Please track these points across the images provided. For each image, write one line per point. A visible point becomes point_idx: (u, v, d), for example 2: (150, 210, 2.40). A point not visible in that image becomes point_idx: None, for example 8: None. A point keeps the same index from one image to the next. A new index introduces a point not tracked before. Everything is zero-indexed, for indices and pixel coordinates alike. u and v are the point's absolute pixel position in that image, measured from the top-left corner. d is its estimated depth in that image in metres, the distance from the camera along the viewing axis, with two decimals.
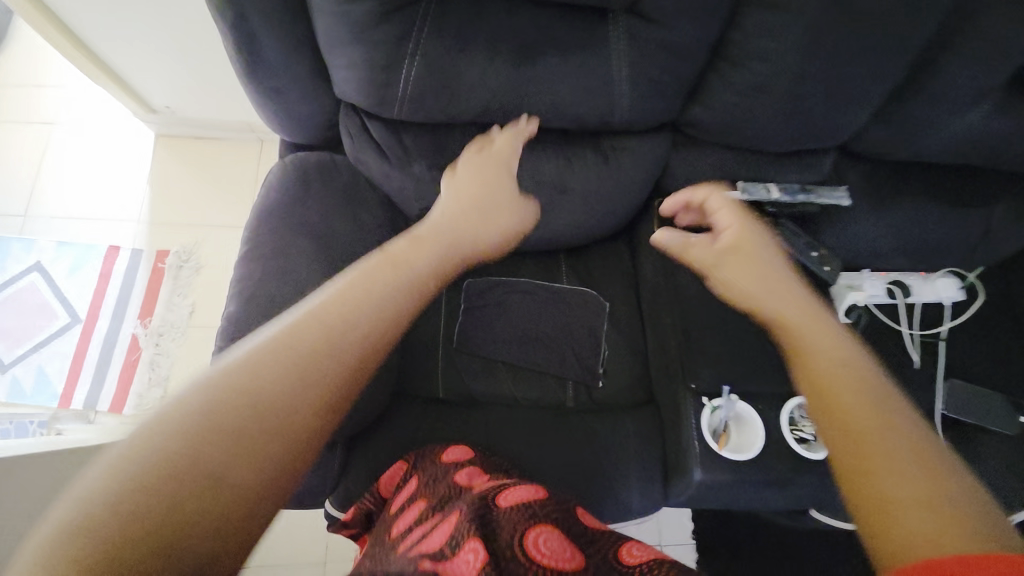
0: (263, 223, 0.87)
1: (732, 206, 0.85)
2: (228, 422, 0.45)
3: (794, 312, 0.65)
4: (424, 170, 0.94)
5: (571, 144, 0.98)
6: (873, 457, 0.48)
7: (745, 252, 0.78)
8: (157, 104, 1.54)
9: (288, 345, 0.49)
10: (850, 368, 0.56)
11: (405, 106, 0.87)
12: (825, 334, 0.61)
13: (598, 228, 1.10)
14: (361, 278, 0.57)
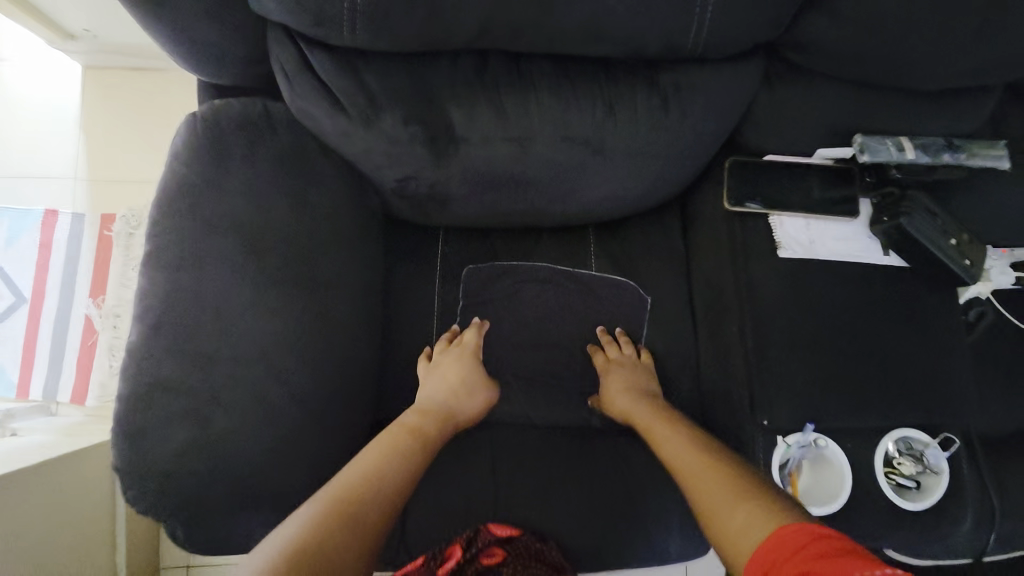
0: (165, 211, 0.61)
1: (627, 369, 0.80)
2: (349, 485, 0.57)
3: (676, 450, 0.67)
4: (397, 123, 0.64)
5: (612, 80, 0.67)
6: (742, 514, 0.54)
7: (669, 420, 0.72)
8: (73, 28, 1.20)
9: (362, 481, 0.57)
10: (714, 459, 0.63)
11: (360, 24, 0.56)
12: (692, 444, 0.66)
13: (643, 200, 0.81)
14: (378, 450, 0.62)
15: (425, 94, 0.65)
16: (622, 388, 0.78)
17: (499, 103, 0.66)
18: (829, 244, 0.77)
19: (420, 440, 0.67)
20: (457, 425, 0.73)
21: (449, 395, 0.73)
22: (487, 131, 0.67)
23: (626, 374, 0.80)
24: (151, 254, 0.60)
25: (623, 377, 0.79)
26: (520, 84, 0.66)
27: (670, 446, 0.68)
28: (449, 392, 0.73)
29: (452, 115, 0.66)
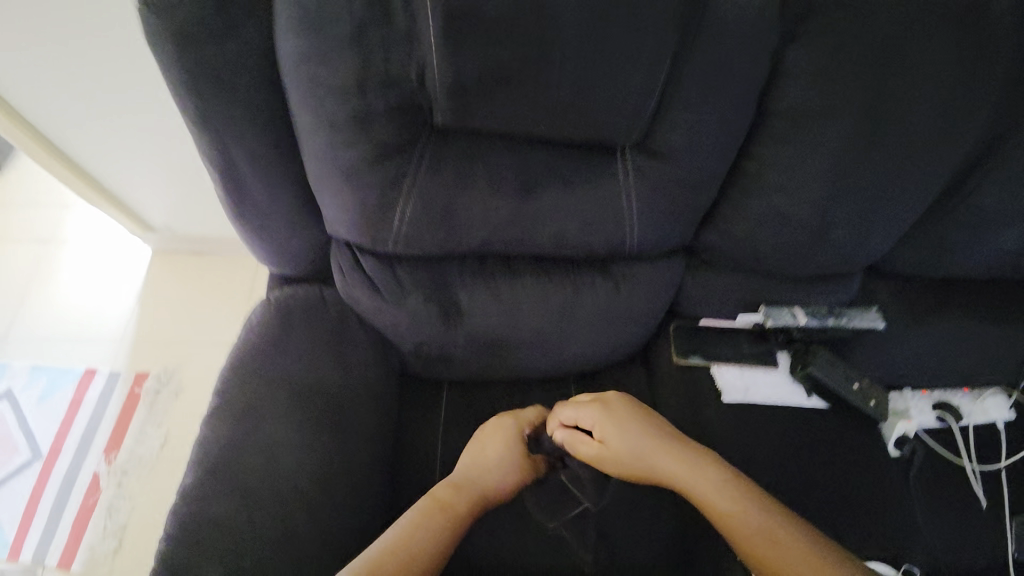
0: (235, 372, 0.78)
1: (613, 423, 0.79)
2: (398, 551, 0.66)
3: (705, 492, 0.73)
4: (418, 302, 0.87)
5: (576, 270, 0.91)
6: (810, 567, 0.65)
7: (688, 465, 0.76)
8: (157, 223, 1.53)
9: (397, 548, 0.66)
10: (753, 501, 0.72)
11: (399, 242, 0.81)
12: (724, 480, 0.74)
13: (610, 355, 1.00)
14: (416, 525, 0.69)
15: (440, 282, 0.88)
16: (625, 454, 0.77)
17: (495, 286, 0.89)
18: (764, 392, 0.95)
19: (450, 512, 0.73)
20: (485, 500, 0.78)
21: (506, 460, 0.81)
22: (485, 306, 0.89)
23: (621, 427, 0.78)
24: (218, 405, 0.75)
25: (620, 435, 0.78)
26: (510, 274, 0.90)
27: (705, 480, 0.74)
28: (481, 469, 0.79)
29: (460, 296, 0.89)
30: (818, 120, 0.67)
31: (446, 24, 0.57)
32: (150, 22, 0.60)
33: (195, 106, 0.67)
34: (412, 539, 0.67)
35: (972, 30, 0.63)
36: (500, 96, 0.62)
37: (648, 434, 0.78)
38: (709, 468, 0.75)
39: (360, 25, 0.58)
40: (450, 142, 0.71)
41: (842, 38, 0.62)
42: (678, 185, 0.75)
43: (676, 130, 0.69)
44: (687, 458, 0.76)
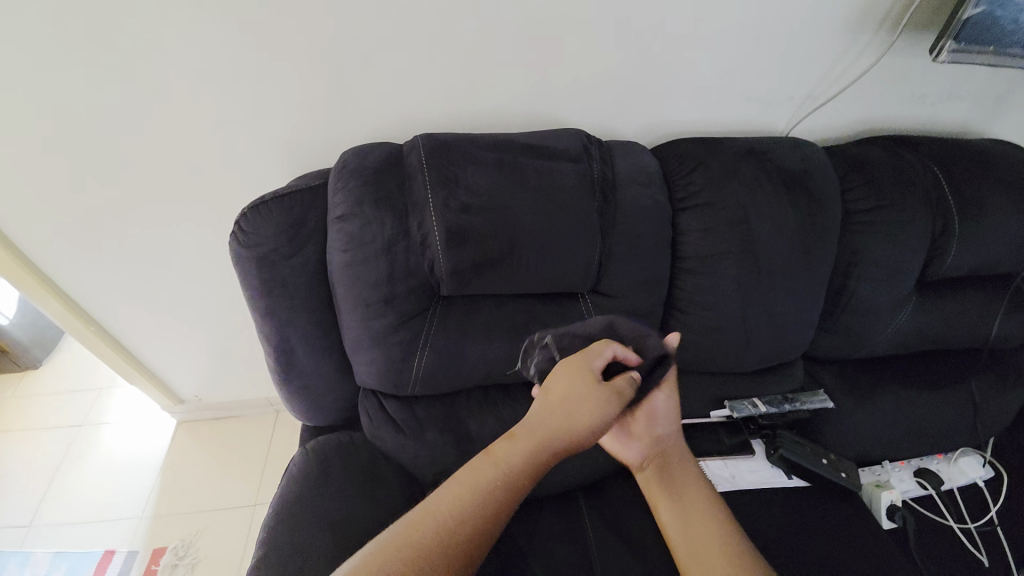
0: (279, 516, 0.88)
1: (639, 432, 0.82)
2: (430, 535, 0.59)
3: (685, 524, 0.74)
4: (436, 435, 1.01)
5: None
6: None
7: (687, 475, 0.79)
8: (187, 395, 1.68)
9: (456, 498, 0.63)
10: (725, 533, 0.71)
11: (417, 386, 1.00)
12: (704, 504, 0.76)
13: (608, 462, 1.12)
14: (464, 479, 0.65)
15: (453, 418, 1.03)
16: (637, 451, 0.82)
17: (499, 414, 1.05)
18: (745, 477, 1.07)
19: (503, 465, 0.66)
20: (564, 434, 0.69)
21: (604, 403, 0.71)
22: (492, 431, 1.04)
23: (648, 425, 0.82)
24: (268, 551, 0.83)
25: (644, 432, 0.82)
26: (511, 401, 1.06)
27: (686, 504, 0.76)
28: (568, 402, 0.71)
29: (471, 425, 1.04)
30: (720, 260, 0.92)
31: (445, 233, 0.84)
32: (242, 255, 0.87)
33: (264, 304, 0.90)
34: (452, 527, 0.60)
35: (801, 193, 0.93)
36: (489, 272, 0.88)
37: (659, 457, 0.81)
38: (702, 483, 0.79)
39: (387, 241, 0.85)
40: (453, 305, 0.95)
41: (715, 206, 0.91)
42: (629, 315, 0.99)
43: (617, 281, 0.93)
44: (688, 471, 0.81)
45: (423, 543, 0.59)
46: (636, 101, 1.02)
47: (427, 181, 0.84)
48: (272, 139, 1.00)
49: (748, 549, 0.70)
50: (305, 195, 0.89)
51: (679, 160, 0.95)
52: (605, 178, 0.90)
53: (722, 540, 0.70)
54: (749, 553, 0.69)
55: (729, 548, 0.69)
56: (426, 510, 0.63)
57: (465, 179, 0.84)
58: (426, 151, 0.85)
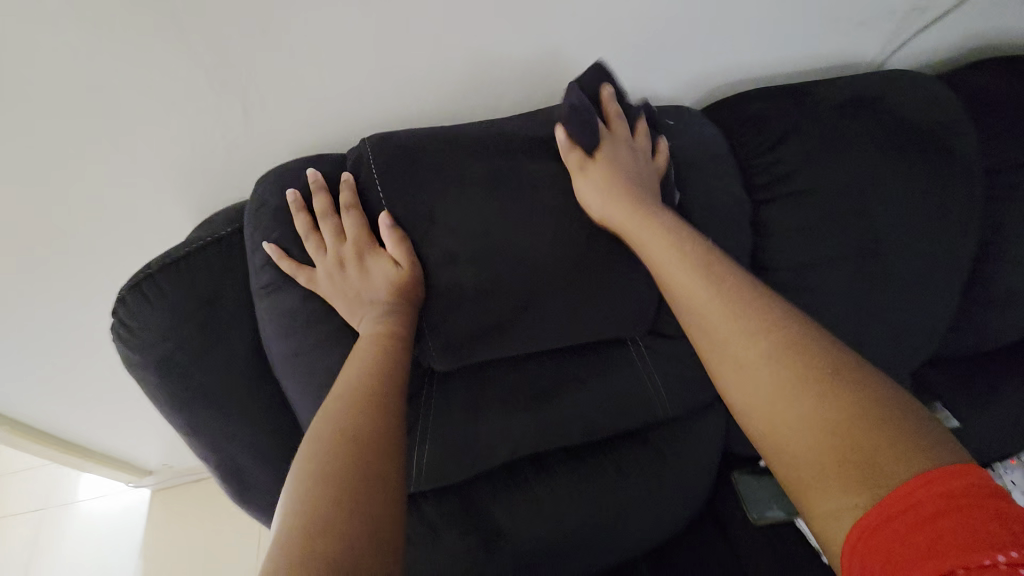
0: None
1: (610, 178, 0.56)
2: (369, 448, 0.44)
3: (703, 307, 0.49)
4: (455, 538, 0.77)
5: (616, 451, 0.82)
6: (817, 425, 0.40)
7: (706, 269, 0.50)
8: (153, 465, 1.40)
9: (336, 402, 0.48)
10: (769, 331, 0.45)
11: (422, 483, 0.71)
12: (705, 281, 0.50)
13: (676, 524, 0.89)
14: (347, 383, 0.50)
15: (474, 510, 0.78)
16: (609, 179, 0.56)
17: (533, 494, 0.80)
18: None
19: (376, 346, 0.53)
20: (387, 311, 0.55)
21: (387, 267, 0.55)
22: (528, 518, 0.79)
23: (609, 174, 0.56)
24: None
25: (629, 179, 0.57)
26: (547, 476, 0.80)
27: (684, 298, 0.50)
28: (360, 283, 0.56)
29: (499, 516, 0.79)
30: (826, 273, 0.64)
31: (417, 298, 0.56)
32: (135, 360, 0.59)
33: (185, 423, 0.63)
34: (378, 416, 0.47)
35: (929, 162, 0.65)
36: (501, 340, 0.60)
37: (642, 223, 0.54)
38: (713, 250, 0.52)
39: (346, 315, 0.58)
40: (454, 378, 0.68)
41: (814, 196, 0.62)
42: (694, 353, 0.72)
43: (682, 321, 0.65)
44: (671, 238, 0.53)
45: (363, 450, 0.44)
46: (677, 48, 0.70)
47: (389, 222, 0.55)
48: (145, 188, 0.66)
49: (819, 343, 0.44)
50: (213, 255, 0.60)
51: (754, 129, 0.65)
52: (655, 176, 0.60)
53: (772, 333, 0.45)
54: (804, 337, 0.44)
55: (795, 343, 0.44)
56: (336, 409, 0.48)
57: (448, 211, 0.54)
58: (378, 173, 0.54)
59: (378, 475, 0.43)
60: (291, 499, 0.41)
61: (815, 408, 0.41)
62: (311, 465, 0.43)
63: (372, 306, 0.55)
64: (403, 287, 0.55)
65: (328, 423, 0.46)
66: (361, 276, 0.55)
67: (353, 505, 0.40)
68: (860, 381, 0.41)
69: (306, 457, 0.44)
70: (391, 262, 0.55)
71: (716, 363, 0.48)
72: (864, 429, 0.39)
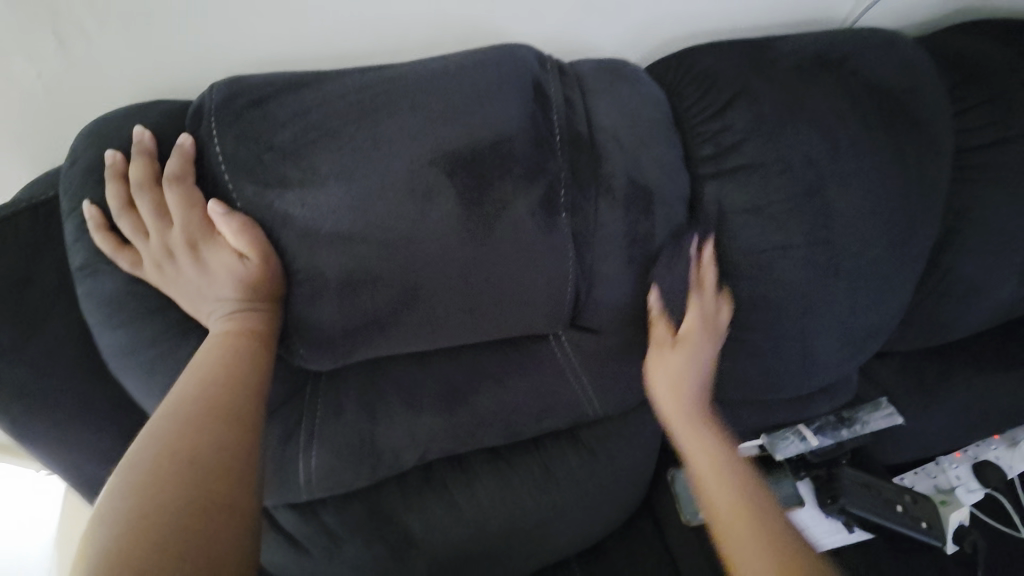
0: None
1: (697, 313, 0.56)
2: (200, 475, 0.35)
3: (703, 443, 0.54)
4: (359, 549, 0.69)
5: (544, 450, 0.75)
6: (771, 544, 0.46)
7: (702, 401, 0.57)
8: None
9: (201, 390, 0.40)
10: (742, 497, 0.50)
11: (315, 489, 0.62)
12: (729, 450, 0.54)
13: (610, 525, 0.83)
14: (217, 369, 0.41)
15: (381, 517, 0.69)
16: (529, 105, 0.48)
17: (449, 497, 0.72)
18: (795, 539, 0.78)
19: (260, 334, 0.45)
20: (242, 301, 0.44)
21: (232, 252, 0.43)
22: (443, 525, 0.72)
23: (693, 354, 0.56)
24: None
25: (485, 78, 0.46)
26: (466, 478, 0.73)
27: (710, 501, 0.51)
28: (195, 268, 0.44)
29: (410, 522, 0.71)
30: (775, 260, 0.56)
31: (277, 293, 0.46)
32: None
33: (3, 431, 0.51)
34: (219, 431, 0.38)
35: (894, 134, 0.57)
36: (386, 334, 0.50)
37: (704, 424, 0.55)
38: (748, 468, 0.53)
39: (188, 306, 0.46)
40: (346, 375, 0.58)
41: (764, 172, 0.53)
42: (626, 349, 0.64)
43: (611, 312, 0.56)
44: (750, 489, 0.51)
45: (190, 477, 0.35)
46: None
47: (233, 190, 0.43)
48: None
49: (753, 478, 0.52)
50: (25, 223, 0.49)
51: (700, 88, 0.55)
52: (574, 139, 0.49)
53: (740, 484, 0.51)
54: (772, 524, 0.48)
55: (753, 481, 0.52)
56: (160, 430, 0.37)
57: (306, 178, 0.43)
58: (217, 127, 0.43)
59: (208, 506, 0.34)
60: (83, 550, 0.32)
61: (742, 496, 0.50)
62: (112, 504, 0.33)
63: (216, 301, 0.45)
64: (252, 282, 0.44)
65: (144, 449, 0.36)
66: (198, 274, 0.44)
67: (160, 562, 0.31)
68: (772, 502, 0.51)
69: (109, 492, 0.34)
70: (235, 252, 0.44)
71: (697, 469, 0.53)
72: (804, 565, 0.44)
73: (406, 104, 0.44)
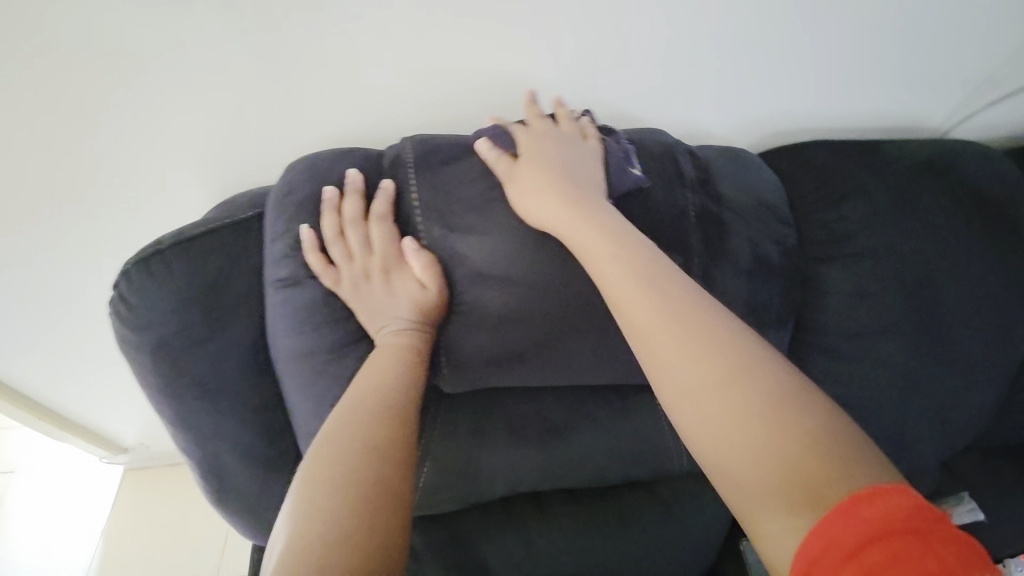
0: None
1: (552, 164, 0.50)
2: (403, 502, 0.41)
3: (610, 271, 0.44)
4: (438, 573, 0.71)
5: (621, 500, 0.77)
6: (763, 452, 0.34)
7: (639, 266, 0.43)
8: (129, 443, 1.36)
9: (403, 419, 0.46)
10: (733, 392, 0.37)
11: (416, 506, 0.66)
12: (671, 321, 0.40)
13: None
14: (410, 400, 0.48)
15: (463, 545, 0.72)
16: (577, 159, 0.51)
17: (527, 534, 0.74)
18: None
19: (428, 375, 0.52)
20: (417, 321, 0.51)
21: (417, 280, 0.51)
22: (518, 561, 0.73)
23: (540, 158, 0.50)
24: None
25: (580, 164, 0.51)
26: (544, 517, 0.75)
27: (693, 408, 0.38)
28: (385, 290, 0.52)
29: (488, 555, 0.73)
30: (878, 342, 0.60)
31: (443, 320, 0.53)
32: (128, 339, 0.55)
33: (174, 412, 0.59)
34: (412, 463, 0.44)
35: (993, 236, 0.61)
36: (521, 366, 0.56)
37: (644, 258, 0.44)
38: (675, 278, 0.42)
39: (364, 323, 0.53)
40: (464, 401, 0.63)
41: (871, 259, 0.59)
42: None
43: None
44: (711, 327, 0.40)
45: (396, 502, 0.41)
46: (733, 87, 0.68)
47: (422, 233, 0.51)
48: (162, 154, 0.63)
49: (713, 313, 0.40)
50: (226, 237, 0.56)
51: (813, 179, 0.61)
52: (709, 213, 0.55)
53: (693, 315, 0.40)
54: (778, 394, 0.36)
55: (731, 336, 0.39)
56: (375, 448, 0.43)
57: (484, 229, 0.51)
58: (415, 176, 0.52)
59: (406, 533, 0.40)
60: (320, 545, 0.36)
61: (748, 399, 0.36)
62: (334, 523, 0.37)
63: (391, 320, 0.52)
64: (426, 308, 0.51)
65: (370, 466, 0.41)
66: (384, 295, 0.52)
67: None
68: (768, 366, 0.38)
69: (341, 499, 0.39)
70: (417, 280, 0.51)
71: (658, 375, 0.40)
72: (801, 458, 0.33)
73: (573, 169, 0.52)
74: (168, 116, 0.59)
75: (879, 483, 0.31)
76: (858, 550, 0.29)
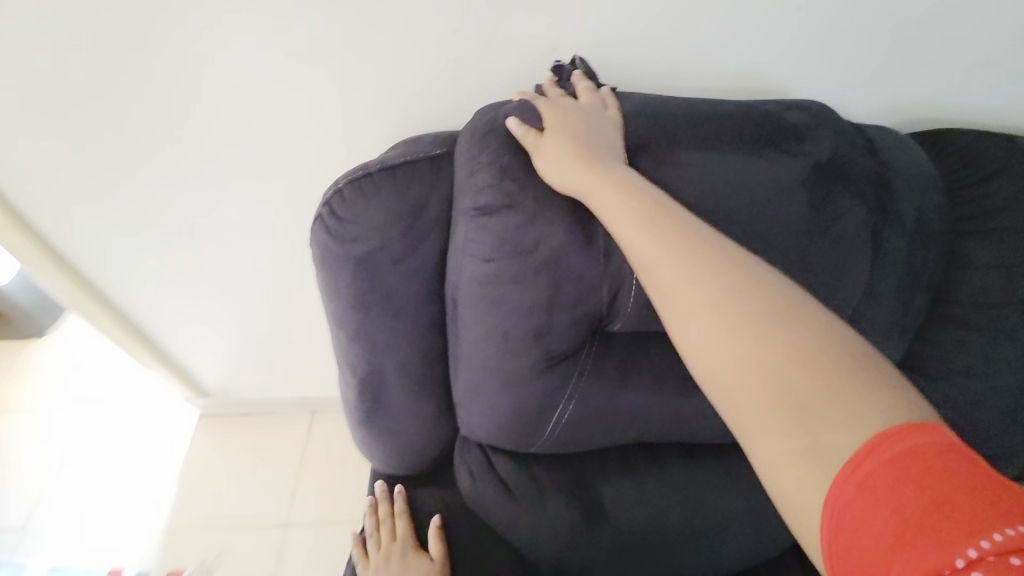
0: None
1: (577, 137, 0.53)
2: None
3: (637, 244, 0.47)
4: (562, 508, 0.76)
5: (729, 459, 0.81)
6: (781, 390, 0.39)
7: (646, 219, 0.47)
8: (213, 387, 1.44)
9: None
10: (718, 305, 0.42)
11: (550, 441, 0.73)
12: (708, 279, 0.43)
13: (768, 553, 0.86)
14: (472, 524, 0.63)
15: (582, 484, 0.77)
16: (563, 138, 0.53)
17: (640, 481, 0.78)
18: None
19: None
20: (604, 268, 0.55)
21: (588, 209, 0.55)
22: (633, 505, 0.78)
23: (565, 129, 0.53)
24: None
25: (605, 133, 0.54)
26: (659, 467, 0.79)
27: (675, 306, 0.44)
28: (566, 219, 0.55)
29: (605, 495, 0.77)
30: (1013, 315, 0.64)
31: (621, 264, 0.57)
32: (330, 252, 0.59)
33: (356, 326, 0.64)
34: None
35: None
36: None
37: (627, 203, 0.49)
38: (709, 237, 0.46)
39: (555, 255, 0.56)
40: (615, 344, 0.66)
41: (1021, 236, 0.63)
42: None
43: (871, 336, 0.62)
44: (680, 251, 0.45)
45: None
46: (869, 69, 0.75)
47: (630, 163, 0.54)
48: (366, 87, 0.75)
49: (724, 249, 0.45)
50: (424, 168, 0.60)
51: (960, 162, 0.66)
52: (876, 179, 0.60)
53: (683, 240, 0.46)
54: (754, 318, 0.41)
55: (746, 287, 0.42)
56: None
57: (689, 161, 0.55)
58: (622, 119, 0.56)
59: None
60: None
61: (771, 352, 0.40)
62: None
63: (585, 251, 0.56)
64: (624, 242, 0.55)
65: None
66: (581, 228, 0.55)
67: None
68: (805, 320, 0.41)
69: None
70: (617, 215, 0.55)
71: (675, 322, 0.45)
72: (838, 409, 0.37)
73: (762, 128, 0.57)
74: (383, 54, 0.71)
75: (919, 421, 0.36)
76: (865, 480, 0.35)
